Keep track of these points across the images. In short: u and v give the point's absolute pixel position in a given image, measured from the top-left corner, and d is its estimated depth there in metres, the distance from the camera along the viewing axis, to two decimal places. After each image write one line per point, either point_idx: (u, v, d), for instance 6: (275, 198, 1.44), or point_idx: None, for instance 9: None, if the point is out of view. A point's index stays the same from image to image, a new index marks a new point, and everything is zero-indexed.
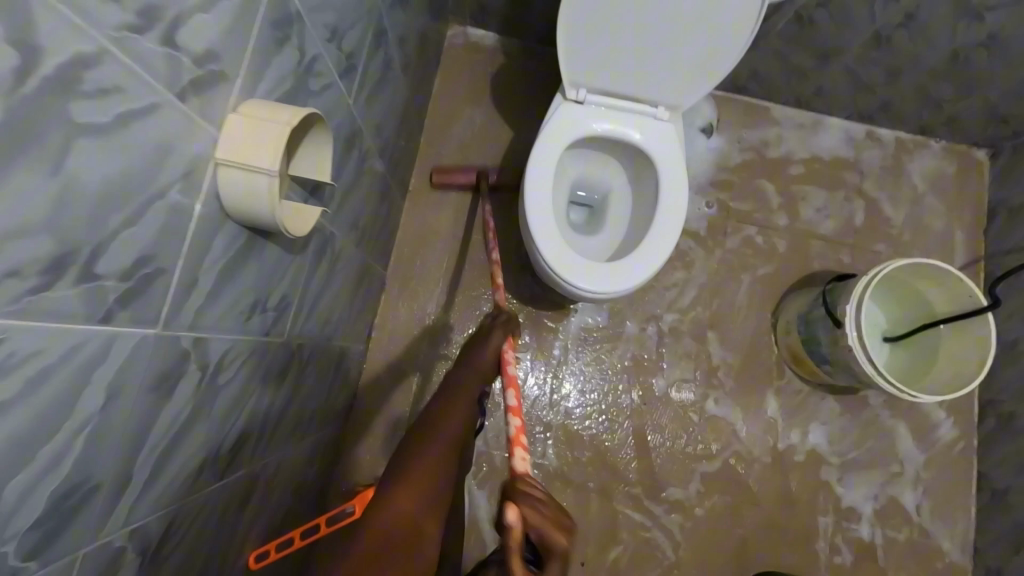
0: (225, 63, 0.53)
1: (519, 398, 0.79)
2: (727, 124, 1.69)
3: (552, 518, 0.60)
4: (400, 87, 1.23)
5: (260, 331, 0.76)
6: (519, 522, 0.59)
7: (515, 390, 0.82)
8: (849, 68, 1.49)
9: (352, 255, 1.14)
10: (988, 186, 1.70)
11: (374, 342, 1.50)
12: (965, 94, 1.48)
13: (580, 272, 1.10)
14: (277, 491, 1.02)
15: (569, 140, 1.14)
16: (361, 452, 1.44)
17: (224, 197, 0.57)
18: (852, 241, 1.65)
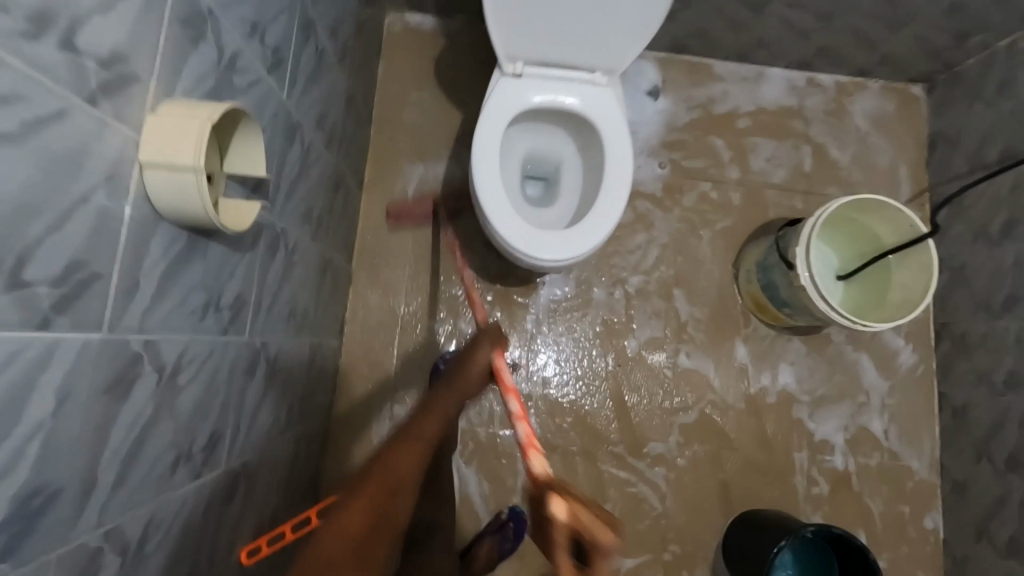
0: (134, 65, 0.54)
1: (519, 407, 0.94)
2: (672, 84, 1.71)
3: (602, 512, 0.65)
4: (339, 78, 1.22)
5: (217, 330, 0.77)
6: (567, 515, 0.65)
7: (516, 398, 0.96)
8: (780, 16, 1.51)
9: (309, 251, 1.14)
10: (928, 119, 1.75)
11: (348, 336, 1.51)
12: (894, 31, 1.52)
13: (540, 244, 1.13)
14: (263, 489, 1.03)
15: (511, 114, 1.14)
16: (348, 444, 1.46)
17: (154, 198, 0.58)
18: (802, 186, 1.70)
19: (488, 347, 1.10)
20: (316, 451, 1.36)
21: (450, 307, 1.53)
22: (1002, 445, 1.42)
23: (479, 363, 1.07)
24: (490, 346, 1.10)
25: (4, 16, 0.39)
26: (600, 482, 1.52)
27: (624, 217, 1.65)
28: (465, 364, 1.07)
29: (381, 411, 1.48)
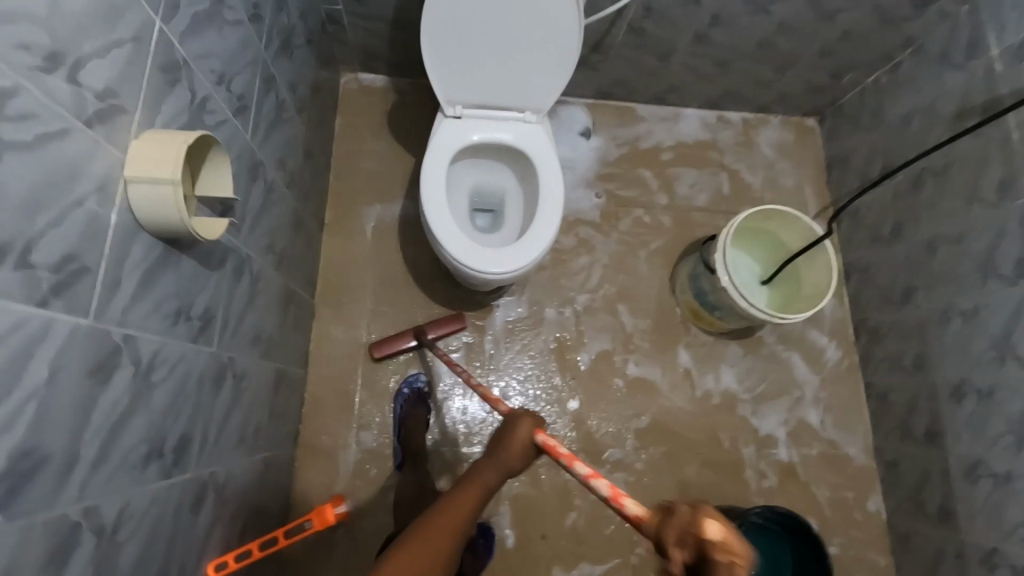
0: (123, 99, 0.66)
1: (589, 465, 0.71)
2: (602, 125, 1.93)
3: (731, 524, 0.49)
4: (298, 128, 1.36)
5: (188, 337, 0.85)
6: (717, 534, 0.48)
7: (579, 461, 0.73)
8: (684, 66, 1.74)
9: (273, 278, 1.23)
10: (823, 145, 2.01)
11: (313, 367, 1.57)
12: (779, 73, 1.79)
13: (482, 260, 1.27)
14: (231, 505, 1.06)
15: (453, 150, 1.30)
16: (316, 472, 1.49)
17: (136, 209, 0.68)
18: (724, 207, 1.91)
19: (530, 423, 0.81)
20: (283, 479, 1.38)
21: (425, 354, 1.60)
22: (920, 422, 1.56)
23: (519, 443, 0.79)
24: (528, 423, 0.80)
25: (27, 54, 0.51)
26: (564, 492, 1.58)
27: (568, 242, 1.80)
28: (501, 441, 0.80)
29: (349, 438, 1.53)
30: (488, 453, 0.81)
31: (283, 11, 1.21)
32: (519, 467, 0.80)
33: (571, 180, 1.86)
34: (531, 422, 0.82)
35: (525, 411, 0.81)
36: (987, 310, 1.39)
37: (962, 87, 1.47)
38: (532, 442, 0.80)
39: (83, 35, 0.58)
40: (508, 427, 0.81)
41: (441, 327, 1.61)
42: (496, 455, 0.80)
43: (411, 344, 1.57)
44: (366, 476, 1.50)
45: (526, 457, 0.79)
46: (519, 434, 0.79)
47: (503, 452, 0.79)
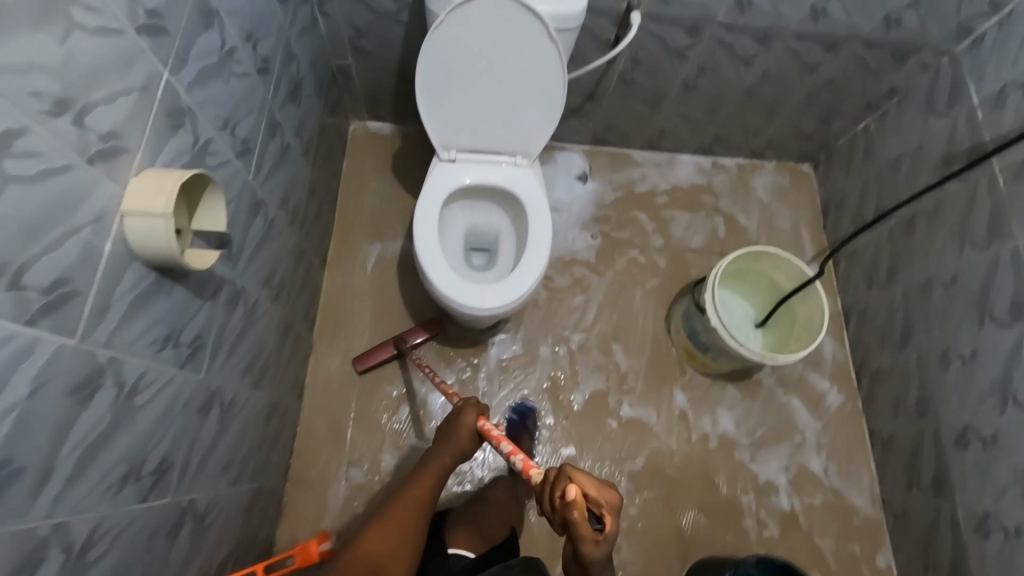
0: (126, 141, 0.72)
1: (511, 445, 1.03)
2: (598, 170, 1.99)
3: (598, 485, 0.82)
4: (304, 170, 1.44)
5: (176, 363, 0.89)
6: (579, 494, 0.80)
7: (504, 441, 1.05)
8: (674, 113, 1.81)
9: (270, 310, 1.28)
10: (818, 189, 2.04)
11: (308, 400, 1.58)
12: (769, 121, 1.84)
13: (467, 295, 1.30)
14: (212, 535, 1.07)
15: (446, 191, 1.36)
16: (303, 508, 1.48)
17: (130, 240, 0.74)
18: (719, 249, 1.93)
19: (474, 414, 1.17)
20: (270, 512, 1.38)
21: (407, 364, 1.64)
22: (925, 471, 1.51)
23: (466, 428, 1.16)
24: (471, 414, 1.17)
25: (36, 100, 0.58)
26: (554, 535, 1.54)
27: (563, 282, 1.83)
28: (452, 429, 1.19)
29: (339, 473, 1.52)
30: (445, 439, 1.19)
31: (292, 64, 1.31)
32: (467, 445, 1.17)
33: (567, 221, 1.91)
34: (473, 412, 1.18)
35: (470, 406, 1.18)
36: (984, 354, 1.36)
37: (946, 134, 1.50)
38: (474, 428, 1.16)
39: (93, 84, 0.66)
40: (457, 420, 1.18)
41: (419, 331, 1.63)
42: (448, 441, 1.18)
43: (393, 352, 1.61)
44: (353, 513, 1.49)
45: (471, 438, 1.16)
46: (465, 421, 1.15)
47: (455, 437, 1.17)
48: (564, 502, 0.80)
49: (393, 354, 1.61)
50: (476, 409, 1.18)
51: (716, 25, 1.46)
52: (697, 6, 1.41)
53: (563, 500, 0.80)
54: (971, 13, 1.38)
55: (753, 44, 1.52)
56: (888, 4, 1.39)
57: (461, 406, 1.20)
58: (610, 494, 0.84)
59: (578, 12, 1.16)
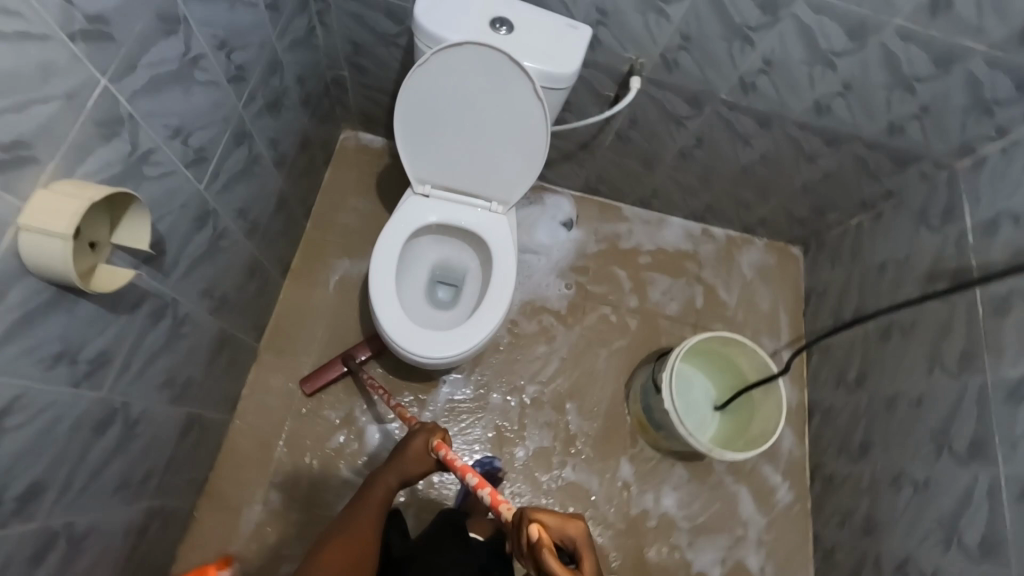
0: (37, 151, 0.67)
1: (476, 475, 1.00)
2: (585, 219, 1.94)
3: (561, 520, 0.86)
4: (273, 179, 1.39)
5: (69, 381, 0.83)
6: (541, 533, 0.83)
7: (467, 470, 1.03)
8: (668, 176, 1.76)
9: (206, 322, 1.22)
10: (804, 275, 1.99)
11: (241, 412, 1.52)
12: (764, 200, 1.80)
13: (412, 341, 1.25)
14: (91, 556, 1.00)
15: (413, 227, 1.31)
16: (211, 526, 1.41)
17: (25, 257, 0.68)
18: (693, 320, 1.88)
19: (426, 434, 1.13)
20: (174, 528, 1.31)
21: (352, 388, 1.58)
22: None
23: (416, 451, 1.11)
24: (424, 434, 1.12)
25: None
26: None
27: (528, 329, 1.78)
28: (403, 450, 1.13)
29: (258, 495, 1.45)
30: (394, 461, 1.12)
31: (275, 73, 1.26)
32: (418, 469, 1.11)
33: (543, 267, 1.86)
34: (426, 434, 1.13)
35: (423, 426, 1.13)
36: (936, 485, 1.31)
37: (934, 249, 1.46)
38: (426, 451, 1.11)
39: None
40: (408, 442, 1.13)
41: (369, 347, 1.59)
42: (398, 462, 1.11)
43: (342, 370, 1.55)
44: (264, 540, 1.42)
45: (424, 461, 1.11)
46: (416, 444, 1.11)
47: (404, 459, 1.11)
48: (532, 545, 0.83)
49: (343, 373, 1.55)
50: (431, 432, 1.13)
51: (717, 102, 1.42)
52: (701, 81, 1.37)
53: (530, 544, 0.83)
54: (978, 134, 1.34)
55: (754, 125, 1.48)
56: (894, 112, 1.35)
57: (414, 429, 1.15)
58: (576, 528, 0.88)
59: (570, 73, 1.11)
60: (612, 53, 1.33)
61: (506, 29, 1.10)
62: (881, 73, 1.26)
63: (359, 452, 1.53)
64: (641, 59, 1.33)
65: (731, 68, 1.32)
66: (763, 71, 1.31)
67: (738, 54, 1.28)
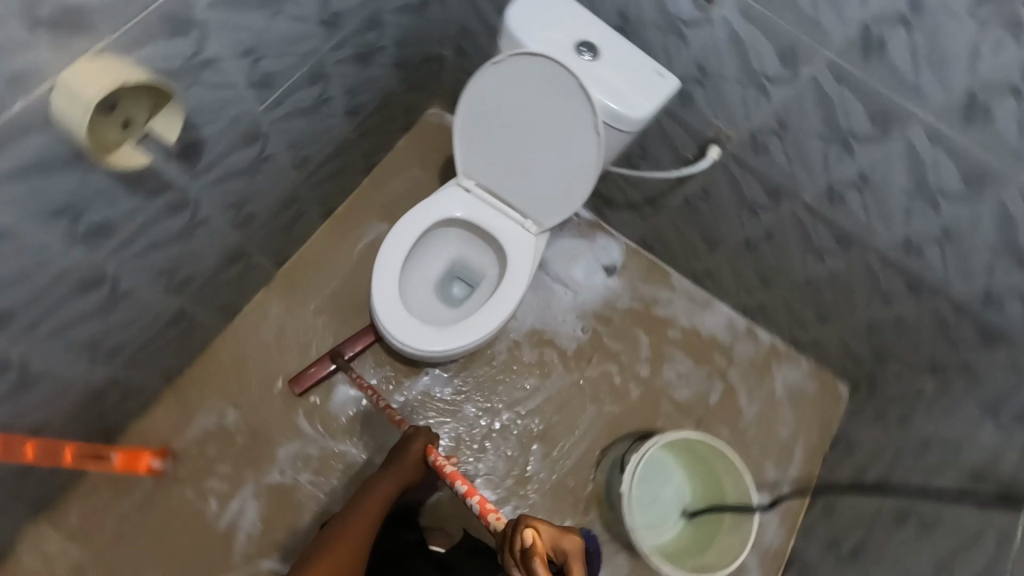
0: (96, 23, 0.73)
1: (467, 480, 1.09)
2: (629, 270, 1.84)
3: (557, 530, 0.86)
4: (339, 126, 1.44)
5: (63, 235, 0.89)
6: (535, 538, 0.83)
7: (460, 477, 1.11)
8: (727, 258, 1.63)
9: (225, 232, 1.28)
10: (841, 417, 1.77)
11: (237, 324, 1.57)
12: (822, 323, 1.62)
13: (393, 324, 1.26)
14: (39, 395, 1.08)
15: (442, 216, 1.31)
16: (166, 415, 1.47)
17: (51, 110, 0.74)
18: (699, 415, 1.74)
19: (424, 439, 1.19)
20: (133, 403, 1.38)
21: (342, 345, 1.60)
22: None
23: (415, 454, 1.17)
24: (422, 438, 1.19)
25: None
26: None
27: (528, 356, 1.71)
28: (399, 454, 1.18)
29: (218, 405, 1.50)
30: (390, 467, 1.16)
31: (372, 29, 1.30)
32: (411, 474, 1.16)
33: (567, 303, 1.78)
34: (422, 440, 1.19)
35: (420, 431, 1.20)
36: None
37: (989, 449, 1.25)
38: (422, 454, 1.18)
39: None
40: (405, 446, 1.19)
41: (359, 344, 1.58)
42: (395, 469, 1.15)
43: (330, 368, 1.54)
44: (206, 447, 1.47)
45: (416, 465, 1.18)
46: (415, 446, 1.17)
47: (402, 462, 1.17)
48: (526, 552, 0.83)
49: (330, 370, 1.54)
50: (426, 437, 1.20)
51: (798, 201, 1.30)
52: (786, 173, 1.25)
53: (523, 548, 0.83)
54: None
55: (831, 240, 1.33)
56: (996, 281, 1.16)
57: (408, 434, 1.21)
58: (571, 542, 0.86)
59: (638, 120, 1.06)
60: (700, 115, 1.25)
61: (590, 55, 1.05)
62: (992, 233, 1.09)
63: (321, 407, 1.54)
64: (728, 131, 1.24)
65: (821, 171, 1.19)
66: (856, 187, 1.18)
67: (834, 160, 1.15)
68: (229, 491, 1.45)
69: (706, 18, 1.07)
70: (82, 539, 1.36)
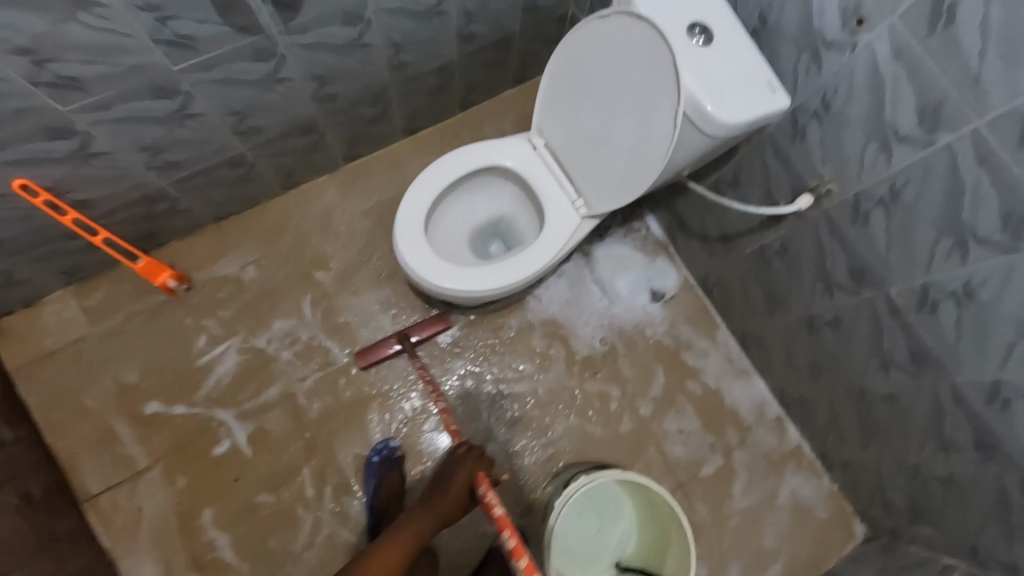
0: None
1: (517, 541, 0.90)
2: (678, 306, 1.69)
3: None
4: (448, 48, 1.43)
5: (149, 32, 0.97)
6: None
7: (509, 532, 0.92)
8: (783, 332, 1.44)
9: (303, 102, 1.33)
10: (840, 556, 1.52)
11: (291, 197, 1.63)
12: (862, 445, 1.39)
13: (408, 237, 1.23)
14: (93, 172, 1.20)
15: (500, 160, 1.27)
16: (200, 247, 1.57)
17: None
18: (683, 479, 1.57)
19: (470, 469, 1.12)
20: (177, 224, 1.50)
21: (370, 256, 1.62)
22: None
23: (459, 484, 1.11)
24: (467, 470, 1.12)
25: None
26: (288, 475, 1.46)
27: (537, 343, 1.63)
28: (441, 484, 1.12)
29: (244, 258, 1.58)
30: (426, 503, 1.11)
31: None
32: (454, 501, 1.11)
33: (598, 308, 1.67)
34: (468, 467, 1.12)
35: (466, 459, 1.13)
36: None
37: None
38: (468, 485, 1.11)
39: None
40: (447, 480, 1.12)
41: (428, 330, 1.56)
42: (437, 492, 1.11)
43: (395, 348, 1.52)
44: (219, 289, 1.56)
45: (462, 494, 1.11)
46: (460, 476, 1.11)
47: (445, 494, 1.10)
48: None
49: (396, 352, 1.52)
50: (474, 464, 1.13)
51: (881, 292, 1.10)
52: (879, 255, 1.06)
53: None
54: None
55: (904, 351, 1.12)
56: None
57: (454, 458, 1.14)
58: None
59: (724, 125, 0.94)
60: (809, 156, 1.09)
61: (701, 39, 0.95)
62: None
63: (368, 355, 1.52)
64: (832, 185, 1.08)
65: (920, 265, 1.00)
66: (954, 298, 0.97)
67: (940, 257, 0.96)
68: (221, 335, 1.53)
69: (851, 43, 0.92)
70: (93, 318, 1.51)
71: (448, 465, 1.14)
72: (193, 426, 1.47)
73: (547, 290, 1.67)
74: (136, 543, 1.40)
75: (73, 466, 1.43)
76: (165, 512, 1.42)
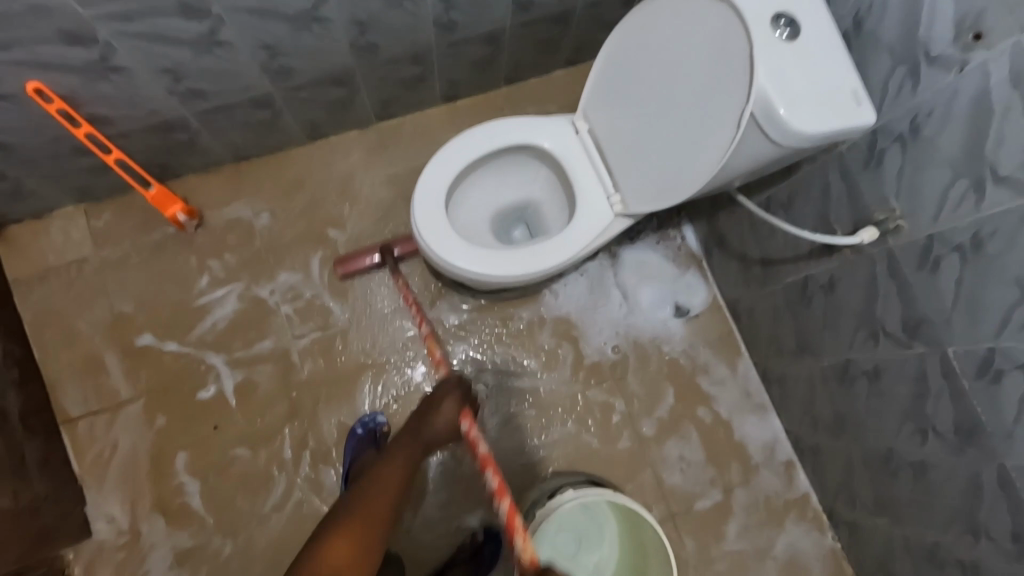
0: None
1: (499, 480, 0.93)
2: (701, 326, 1.58)
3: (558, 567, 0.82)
4: (502, 14, 1.33)
5: None
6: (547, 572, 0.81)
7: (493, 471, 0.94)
8: (811, 374, 1.32)
9: (340, 48, 1.24)
10: None
11: (315, 149, 1.56)
12: (877, 510, 1.27)
13: (426, 203, 1.14)
14: (111, 88, 1.14)
15: (538, 139, 1.17)
16: (216, 186, 1.52)
17: None
18: (675, 509, 1.47)
19: (456, 398, 1.07)
20: (195, 157, 1.44)
21: (387, 222, 1.55)
22: None
23: (442, 416, 1.04)
24: (454, 398, 1.06)
25: None
26: (268, 433, 1.41)
27: (546, 339, 1.54)
28: (427, 418, 1.04)
29: (258, 204, 1.52)
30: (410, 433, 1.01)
31: None
32: (436, 434, 1.04)
33: (615, 313, 1.57)
34: (453, 397, 1.06)
35: (453, 388, 1.07)
36: None
37: None
38: (452, 418, 1.05)
39: None
40: (432, 415, 1.04)
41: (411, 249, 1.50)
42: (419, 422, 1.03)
43: (375, 261, 1.47)
44: (228, 232, 1.50)
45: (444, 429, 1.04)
46: (446, 406, 1.04)
47: (428, 423, 1.03)
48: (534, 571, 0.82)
49: (376, 262, 1.47)
50: (460, 398, 1.06)
51: (936, 350, 0.98)
52: (942, 310, 0.94)
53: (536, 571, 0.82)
54: None
55: (948, 420, 1.00)
56: None
57: (437, 394, 1.07)
58: None
59: (795, 134, 0.82)
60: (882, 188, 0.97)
61: (784, 32, 0.83)
62: None
63: (347, 266, 1.47)
64: (903, 222, 0.95)
65: (989, 329, 0.88)
66: None
67: (1018, 324, 0.83)
68: (223, 279, 1.48)
69: (960, 63, 0.80)
70: (98, 241, 1.47)
71: (431, 402, 1.06)
72: (181, 365, 1.43)
73: (565, 285, 1.58)
74: (104, 477, 1.37)
75: (56, 387, 1.40)
76: (140, 449, 1.39)
